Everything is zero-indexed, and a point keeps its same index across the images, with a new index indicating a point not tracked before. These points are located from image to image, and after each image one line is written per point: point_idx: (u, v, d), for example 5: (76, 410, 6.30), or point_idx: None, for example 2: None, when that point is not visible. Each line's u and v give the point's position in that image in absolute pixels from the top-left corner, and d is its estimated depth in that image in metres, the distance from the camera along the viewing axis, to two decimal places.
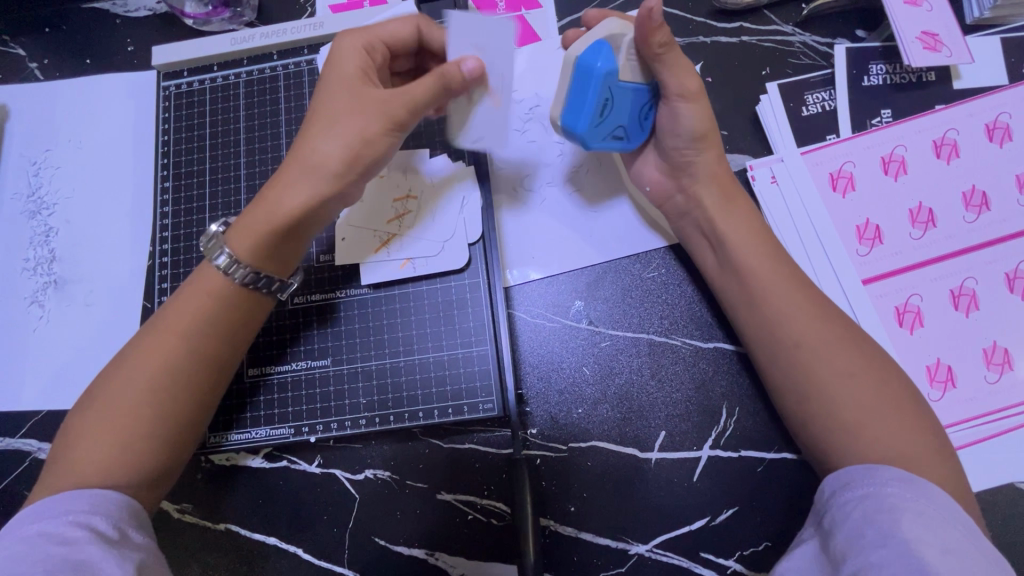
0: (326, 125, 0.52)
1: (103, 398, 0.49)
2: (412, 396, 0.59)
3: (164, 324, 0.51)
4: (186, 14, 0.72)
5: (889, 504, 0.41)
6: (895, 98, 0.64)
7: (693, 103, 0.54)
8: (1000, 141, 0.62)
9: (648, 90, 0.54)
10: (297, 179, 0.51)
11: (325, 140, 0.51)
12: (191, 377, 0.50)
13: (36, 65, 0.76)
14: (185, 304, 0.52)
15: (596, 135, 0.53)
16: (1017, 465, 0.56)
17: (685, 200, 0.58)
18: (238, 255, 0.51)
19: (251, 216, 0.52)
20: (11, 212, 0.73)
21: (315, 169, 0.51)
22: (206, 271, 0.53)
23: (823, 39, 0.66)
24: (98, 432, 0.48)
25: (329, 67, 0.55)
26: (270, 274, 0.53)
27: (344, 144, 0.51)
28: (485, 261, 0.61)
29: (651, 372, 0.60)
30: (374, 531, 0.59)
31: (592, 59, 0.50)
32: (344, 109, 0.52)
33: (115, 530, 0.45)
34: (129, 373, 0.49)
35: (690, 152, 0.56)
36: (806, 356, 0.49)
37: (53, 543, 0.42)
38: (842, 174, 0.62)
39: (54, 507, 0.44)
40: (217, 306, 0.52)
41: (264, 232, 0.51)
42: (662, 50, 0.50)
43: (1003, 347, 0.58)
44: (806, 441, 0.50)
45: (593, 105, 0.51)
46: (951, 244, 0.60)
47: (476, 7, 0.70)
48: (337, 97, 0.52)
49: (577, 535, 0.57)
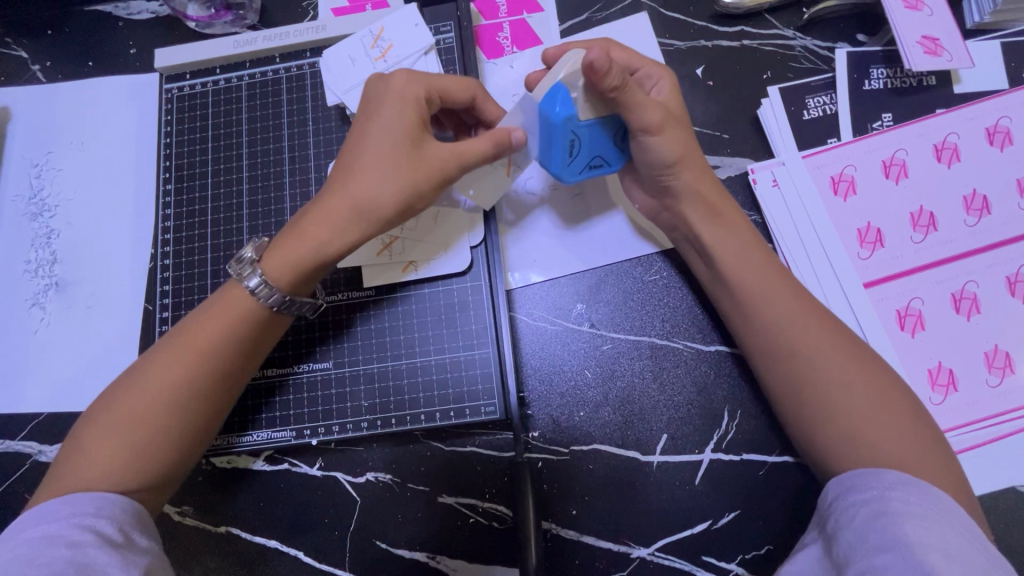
0: (379, 163, 0.50)
1: (116, 407, 0.49)
2: (414, 400, 0.59)
3: (185, 338, 0.51)
4: (188, 17, 0.72)
5: (892, 508, 0.41)
6: (896, 101, 0.64)
7: (663, 134, 0.52)
8: (1001, 145, 0.62)
9: (615, 119, 0.52)
10: (344, 219, 0.50)
11: (376, 180, 0.50)
12: (207, 396, 0.50)
13: (38, 67, 0.76)
14: (209, 324, 0.51)
15: (572, 170, 0.55)
16: (1019, 469, 0.56)
17: (671, 217, 0.58)
18: (270, 279, 0.51)
19: (289, 245, 0.51)
20: (13, 214, 0.73)
21: (363, 213, 0.50)
22: (236, 292, 0.52)
23: (824, 43, 0.66)
24: (108, 439, 0.47)
25: (384, 97, 0.53)
26: (302, 301, 0.53)
27: (393, 188, 0.50)
28: (487, 264, 0.61)
29: (653, 375, 0.60)
30: (375, 534, 0.59)
31: (551, 106, 0.49)
32: (402, 152, 0.50)
33: (121, 534, 0.44)
34: (146, 386, 0.49)
35: (666, 179, 0.55)
36: (808, 360, 0.49)
37: (61, 546, 0.42)
38: (843, 178, 0.62)
39: (58, 511, 0.44)
40: (240, 325, 0.51)
41: (304, 267, 0.51)
42: (615, 91, 0.47)
43: (1004, 351, 0.58)
44: (807, 444, 0.50)
45: (559, 148, 0.52)
46: (952, 248, 0.60)
47: (478, 10, 0.70)
48: (391, 132, 0.51)
49: (578, 539, 0.57)
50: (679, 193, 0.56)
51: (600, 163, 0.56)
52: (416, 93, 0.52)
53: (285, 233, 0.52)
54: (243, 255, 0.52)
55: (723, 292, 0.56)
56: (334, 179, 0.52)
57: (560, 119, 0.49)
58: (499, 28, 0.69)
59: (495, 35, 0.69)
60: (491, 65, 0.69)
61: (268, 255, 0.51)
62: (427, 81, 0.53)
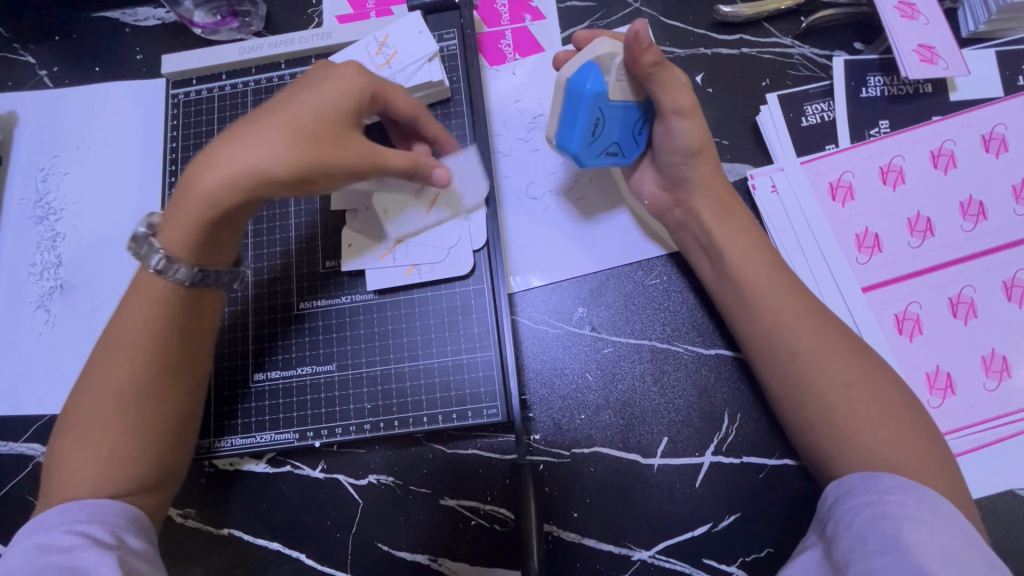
0: (284, 131, 0.47)
1: (82, 416, 0.49)
2: (416, 402, 0.60)
3: (115, 335, 0.50)
4: (195, 23, 0.74)
5: (890, 512, 0.42)
6: (893, 109, 0.65)
7: (688, 119, 0.56)
8: (996, 152, 0.63)
9: (641, 105, 0.56)
10: (225, 179, 0.46)
11: (272, 149, 0.46)
12: (150, 385, 0.50)
13: (45, 72, 0.77)
14: (135, 314, 0.50)
15: (590, 153, 0.56)
16: (1018, 472, 0.57)
17: (683, 213, 0.60)
18: (171, 253, 0.49)
19: (183, 204, 0.48)
20: (19, 217, 0.73)
21: (248, 180, 0.46)
22: (150, 279, 0.50)
23: (822, 51, 0.67)
24: (77, 451, 0.48)
25: (315, 86, 0.51)
26: (216, 273, 0.51)
27: (288, 158, 0.46)
28: (489, 268, 0.61)
29: (653, 378, 0.60)
30: (377, 536, 0.59)
31: (581, 81, 0.53)
32: (313, 130, 0.48)
33: (112, 536, 0.45)
34: (98, 389, 0.49)
35: (686, 168, 0.58)
36: (805, 364, 0.50)
37: (51, 553, 0.42)
38: (841, 184, 0.63)
39: (51, 521, 0.45)
40: (166, 311, 0.50)
41: (194, 233, 0.48)
42: (654, 68, 0.52)
43: (1002, 355, 0.59)
44: (807, 447, 0.50)
45: (585, 125, 0.54)
46: (949, 253, 0.61)
47: (481, 18, 0.71)
48: (308, 113, 0.48)
49: (579, 541, 0.58)
50: (694, 184, 0.58)
51: (618, 153, 0.58)
52: (349, 88, 0.51)
53: (180, 194, 0.49)
54: (139, 234, 0.50)
55: (724, 295, 0.56)
56: (230, 137, 0.48)
57: (591, 92, 0.53)
58: (501, 36, 0.70)
59: (497, 42, 0.70)
60: (494, 72, 0.69)
61: (166, 221, 0.49)
62: (365, 79, 0.52)
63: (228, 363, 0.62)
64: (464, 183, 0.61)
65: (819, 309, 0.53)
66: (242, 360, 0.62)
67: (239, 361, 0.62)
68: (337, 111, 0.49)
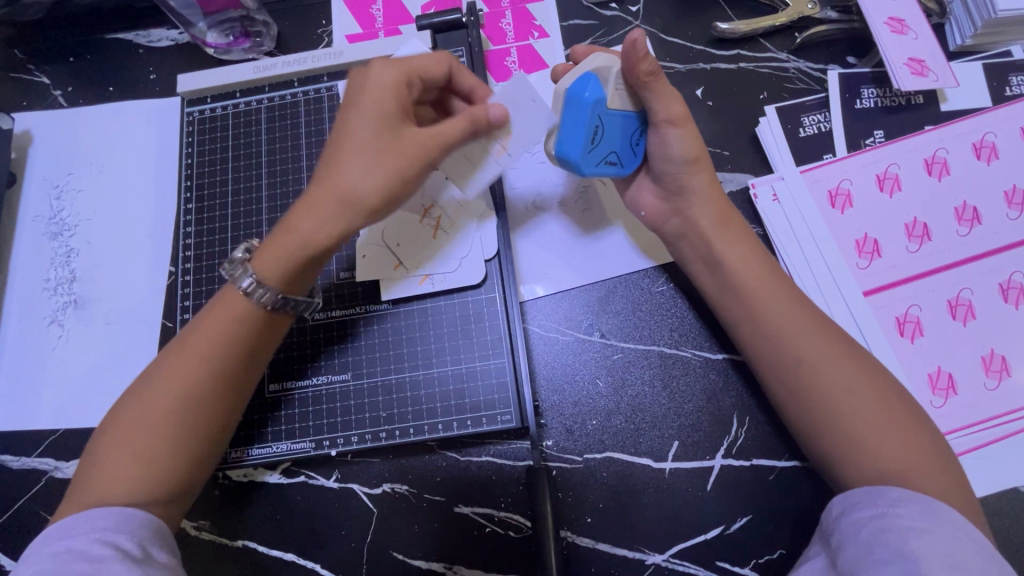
0: (356, 153, 0.52)
1: (124, 414, 0.50)
2: (432, 409, 0.60)
3: (185, 346, 0.52)
4: (208, 43, 0.76)
5: (895, 524, 0.43)
6: (887, 119, 0.67)
7: (681, 129, 0.57)
8: (987, 159, 0.65)
9: (637, 115, 0.58)
10: (328, 211, 0.51)
11: (356, 170, 0.51)
12: (216, 399, 0.52)
13: (60, 92, 0.79)
14: (209, 329, 0.53)
15: (590, 161, 0.56)
16: (1019, 469, 0.58)
17: (680, 224, 0.61)
18: (264, 279, 0.52)
19: (279, 240, 0.53)
20: (33, 234, 0.74)
21: (347, 203, 0.51)
22: (232, 296, 0.54)
23: (816, 65, 0.70)
24: (120, 454, 0.49)
25: (356, 94, 0.54)
26: (298, 299, 0.54)
27: (379, 178, 0.51)
28: (501, 276, 0.63)
29: (663, 383, 0.61)
30: (391, 545, 0.60)
31: (580, 90, 0.53)
32: (381, 142, 0.52)
33: (140, 549, 0.46)
34: (157, 397, 0.50)
35: (682, 177, 0.59)
36: (810, 367, 0.52)
37: (78, 562, 0.44)
38: (840, 191, 0.65)
39: (78, 526, 0.46)
40: (242, 328, 0.53)
41: (291, 260, 0.52)
42: (650, 77, 0.54)
43: (1001, 355, 0.60)
44: (815, 448, 0.51)
45: (584, 133, 0.54)
46: (946, 257, 0.63)
47: (487, 36, 0.73)
48: (363, 124, 0.52)
49: (593, 546, 0.58)
50: (692, 194, 0.59)
51: (615, 161, 0.59)
52: (387, 84, 0.53)
53: (275, 234, 0.54)
54: (234, 257, 0.54)
55: (727, 301, 0.58)
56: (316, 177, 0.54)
57: (591, 100, 0.53)
58: (507, 53, 0.73)
59: (503, 59, 0.73)
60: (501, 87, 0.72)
61: (258, 255, 0.53)
62: (398, 73, 0.54)
63: None
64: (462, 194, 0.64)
65: (818, 316, 0.54)
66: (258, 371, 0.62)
67: None
68: (383, 108, 0.53)
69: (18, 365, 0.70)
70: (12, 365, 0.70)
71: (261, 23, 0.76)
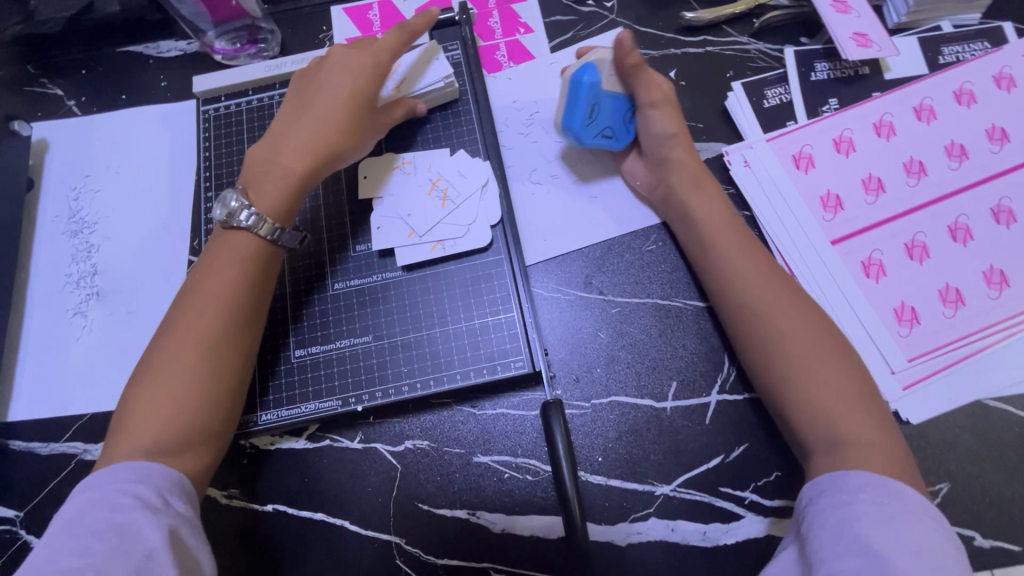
0: (342, 112, 0.63)
1: (159, 363, 0.55)
2: (450, 362, 0.65)
3: (199, 287, 0.57)
4: (216, 50, 0.82)
5: (860, 510, 0.46)
6: (839, 89, 0.75)
7: (661, 110, 0.67)
8: (927, 120, 0.73)
9: (627, 100, 0.68)
10: (315, 157, 0.62)
11: (338, 126, 0.63)
12: (231, 332, 0.56)
13: (74, 102, 0.83)
14: (217, 267, 0.58)
15: (588, 133, 0.67)
16: (987, 384, 0.63)
17: (664, 190, 0.68)
18: (261, 212, 0.60)
19: (269, 180, 0.61)
20: (53, 234, 0.78)
21: (331, 154, 0.63)
22: (233, 235, 0.59)
23: (774, 46, 0.78)
24: (151, 407, 0.53)
25: (329, 72, 0.66)
26: (286, 230, 0.61)
27: (358, 136, 0.64)
28: (506, 241, 0.68)
29: (659, 330, 0.67)
30: (417, 497, 0.63)
31: (580, 75, 0.66)
32: (361, 108, 0.64)
33: (158, 497, 0.49)
34: (178, 335, 0.55)
35: (665, 150, 0.67)
36: (769, 321, 0.58)
37: (104, 508, 0.47)
38: (803, 155, 0.72)
39: (104, 479, 0.49)
40: (247, 262, 0.59)
41: (288, 197, 0.61)
42: (634, 69, 0.66)
43: (955, 287, 0.67)
44: (768, 394, 0.58)
45: (582, 109, 0.66)
46: (900, 206, 0.70)
47: (477, 34, 0.81)
48: (347, 93, 0.64)
49: (605, 483, 0.63)
50: (673, 164, 0.67)
51: (612, 136, 0.69)
52: (358, 62, 0.65)
53: (266, 176, 0.62)
54: (228, 203, 0.60)
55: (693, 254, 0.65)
56: (300, 127, 0.63)
57: (587, 82, 0.65)
58: (497, 47, 0.80)
59: (494, 53, 0.80)
60: (492, 77, 0.78)
61: (258, 197, 0.61)
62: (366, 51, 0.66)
63: (271, 341, 0.67)
64: (465, 170, 0.70)
65: (780, 276, 0.60)
66: (284, 338, 0.67)
67: (281, 339, 0.67)
68: (365, 82, 0.64)
69: (43, 356, 0.73)
70: (38, 356, 0.73)
71: (267, 30, 0.82)
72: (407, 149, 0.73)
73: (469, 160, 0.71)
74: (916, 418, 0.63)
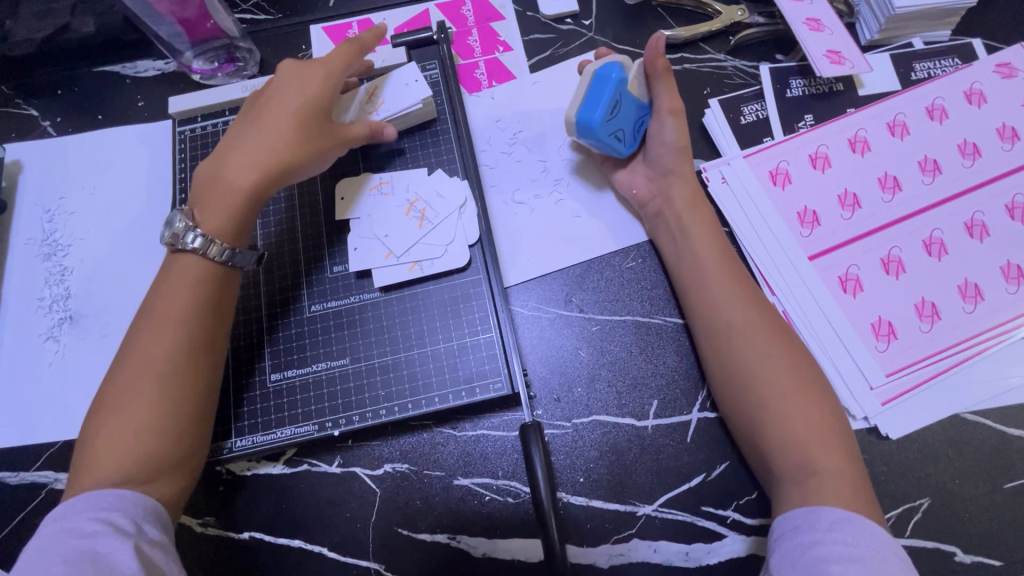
0: (292, 128, 0.62)
1: (120, 389, 0.54)
2: (427, 384, 0.64)
3: (153, 312, 0.57)
4: (193, 70, 0.81)
5: (831, 551, 0.46)
6: (814, 104, 0.76)
7: (677, 119, 0.68)
8: (901, 135, 0.74)
9: (644, 109, 0.68)
10: (267, 175, 0.61)
11: (290, 142, 0.62)
12: (190, 355, 0.55)
13: (49, 122, 0.82)
14: (169, 292, 0.57)
15: (604, 127, 0.65)
16: (964, 398, 0.64)
17: (661, 202, 0.68)
18: (207, 232, 0.59)
19: (217, 198, 0.60)
20: (26, 256, 0.77)
21: (281, 169, 0.62)
22: (182, 259, 0.59)
23: (750, 63, 0.79)
24: (114, 435, 0.52)
25: (280, 86, 0.65)
26: (241, 251, 0.60)
27: (313, 151, 0.63)
28: (484, 260, 0.68)
29: (640, 349, 0.67)
30: (397, 522, 0.62)
31: (609, 69, 0.64)
32: (313, 123, 0.63)
33: (132, 525, 0.48)
34: (138, 361, 0.54)
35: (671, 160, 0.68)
36: (738, 344, 0.58)
37: (75, 538, 0.46)
38: (780, 171, 0.73)
39: (76, 508, 0.48)
40: (201, 287, 0.58)
41: (237, 215, 0.60)
42: (662, 73, 0.67)
43: (931, 302, 0.67)
44: (735, 413, 0.58)
45: (607, 101, 0.64)
46: (877, 220, 0.70)
47: (456, 52, 0.81)
48: (298, 108, 0.63)
49: (586, 504, 0.62)
50: (675, 177, 0.68)
51: (621, 140, 0.67)
52: (310, 77, 0.64)
53: (214, 195, 0.61)
54: (176, 226, 0.59)
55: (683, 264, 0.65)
56: (248, 143, 0.62)
57: (617, 77, 0.64)
58: (476, 66, 0.80)
59: (473, 71, 0.80)
60: (472, 96, 0.78)
61: (206, 217, 0.60)
62: (320, 66, 0.65)
63: (246, 365, 0.66)
64: (444, 189, 0.70)
65: (757, 300, 0.60)
66: (260, 363, 0.66)
67: (258, 363, 0.66)
68: (319, 97, 0.64)
69: (14, 382, 0.71)
70: (9, 383, 0.71)
71: (245, 49, 0.82)
72: (385, 168, 0.72)
73: (447, 180, 0.71)
74: (895, 434, 0.63)
